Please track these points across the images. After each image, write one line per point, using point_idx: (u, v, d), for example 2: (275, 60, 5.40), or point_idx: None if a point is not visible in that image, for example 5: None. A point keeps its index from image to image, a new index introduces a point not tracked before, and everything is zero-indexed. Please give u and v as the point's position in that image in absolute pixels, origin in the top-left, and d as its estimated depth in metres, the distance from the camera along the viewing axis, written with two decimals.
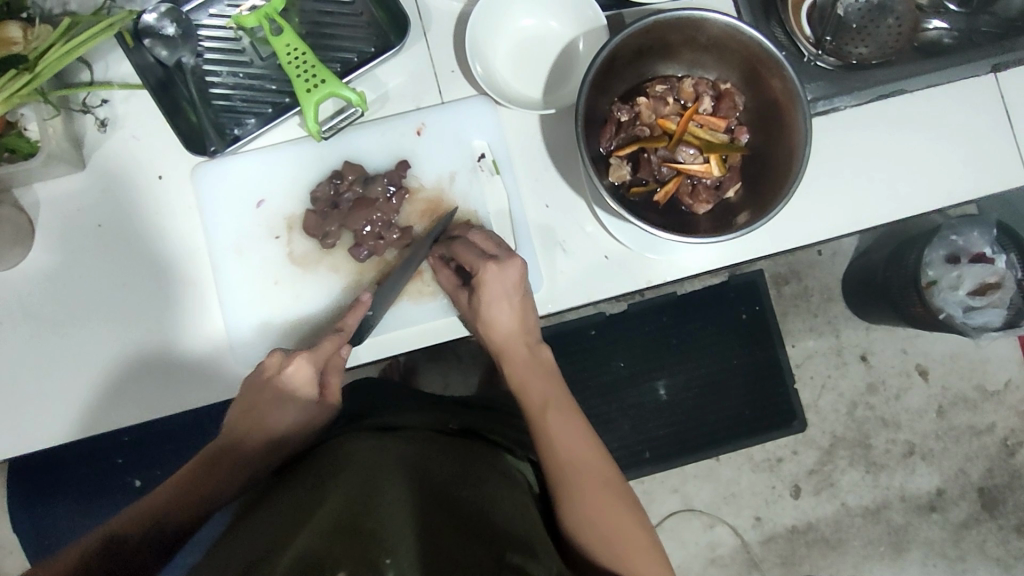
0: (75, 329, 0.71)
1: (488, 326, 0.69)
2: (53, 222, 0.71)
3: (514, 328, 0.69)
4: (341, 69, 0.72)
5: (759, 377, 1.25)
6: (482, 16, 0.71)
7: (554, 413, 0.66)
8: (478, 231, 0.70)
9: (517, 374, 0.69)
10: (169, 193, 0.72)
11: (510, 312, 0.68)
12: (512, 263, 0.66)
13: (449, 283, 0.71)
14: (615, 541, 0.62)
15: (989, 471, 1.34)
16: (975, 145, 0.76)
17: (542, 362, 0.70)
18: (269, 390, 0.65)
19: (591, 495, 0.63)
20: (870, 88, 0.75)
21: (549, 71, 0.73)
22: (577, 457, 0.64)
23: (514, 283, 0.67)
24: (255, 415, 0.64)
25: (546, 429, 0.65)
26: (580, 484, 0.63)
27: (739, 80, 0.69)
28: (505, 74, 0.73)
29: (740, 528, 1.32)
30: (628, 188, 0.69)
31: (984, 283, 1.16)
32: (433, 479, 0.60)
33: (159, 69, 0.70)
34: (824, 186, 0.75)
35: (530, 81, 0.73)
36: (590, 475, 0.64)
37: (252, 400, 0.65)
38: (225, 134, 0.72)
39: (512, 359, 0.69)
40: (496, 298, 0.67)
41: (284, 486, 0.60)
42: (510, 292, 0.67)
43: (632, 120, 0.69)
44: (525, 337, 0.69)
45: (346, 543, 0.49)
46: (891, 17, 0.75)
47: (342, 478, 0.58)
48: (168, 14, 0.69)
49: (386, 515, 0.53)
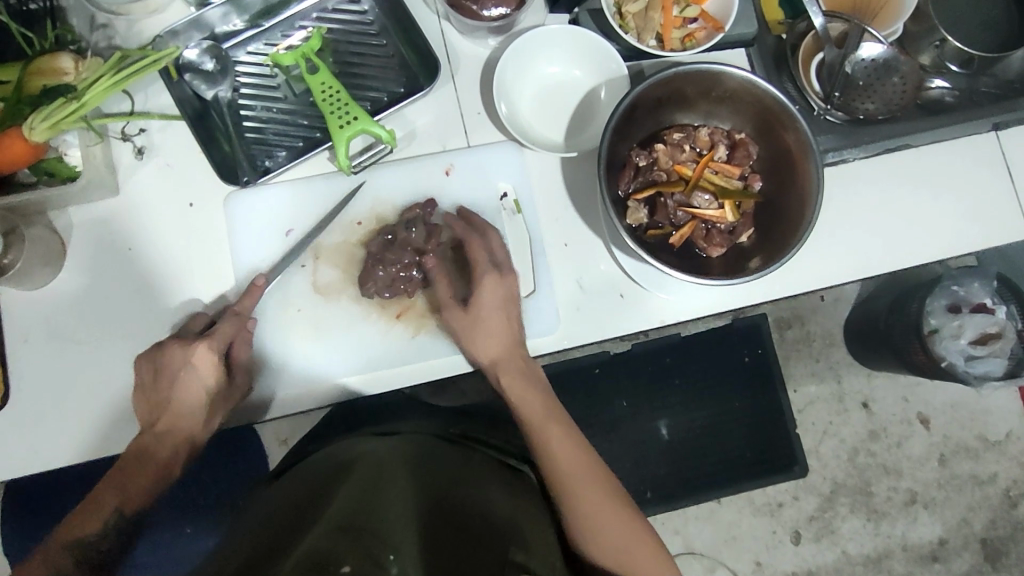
0: (96, 348, 0.72)
1: (483, 339, 0.70)
2: (84, 244, 0.73)
3: (503, 337, 0.71)
4: (371, 107, 0.76)
5: (762, 421, 1.26)
6: (509, 64, 0.74)
7: (555, 426, 0.68)
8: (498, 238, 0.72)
9: (514, 387, 0.70)
10: (198, 220, 0.74)
11: (500, 323, 0.70)
12: (511, 277, 0.71)
13: (445, 294, 0.71)
14: (616, 542, 0.63)
15: (992, 521, 1.34)
16: (976, 199, 0.79)
17: (532, 374, 0.71)
18: (177, 374, 0.67)
19: (594, 504, 0.64)
20: (876, 141, 0.78)
21: (571, 117, 0.76)
22: (567, 455, 0.66)
23: (510, 296, 0.71)
24: (172, 409, 0.67)
25: (547, 442, 0.67)
26: (581, 491, 0.64)
27: (752, 130, 0.72)
28: (527, 117, 0.76)
29: (741, 573, 1.31)
30: (644, 231, 0.72)
31: (985, 333, 1.19)
32: (434, 484, 0.65)
33: (196, 101, 0.74)
34: (832, 235, 0.77)
35: (552, 126, 0.76)
36: (587, 481, 0.65)
37: (161, 383, 0.67)
38: (256, 165, 0.75)
39: (507, 371, 0.70)
40: (493, 307, 0.70)
41: (297, 488, 0.66)
42: (504, 302, 0.70)
43: (650, 166, 0.72)
44: (518, 349, 0.71)
45: (351, 542, 0.54)
46: (896, 77, 0.78)
47: (347, 488, 0.64)
48: (209, 50, 0.73)
49: (389, 522, 0.58)
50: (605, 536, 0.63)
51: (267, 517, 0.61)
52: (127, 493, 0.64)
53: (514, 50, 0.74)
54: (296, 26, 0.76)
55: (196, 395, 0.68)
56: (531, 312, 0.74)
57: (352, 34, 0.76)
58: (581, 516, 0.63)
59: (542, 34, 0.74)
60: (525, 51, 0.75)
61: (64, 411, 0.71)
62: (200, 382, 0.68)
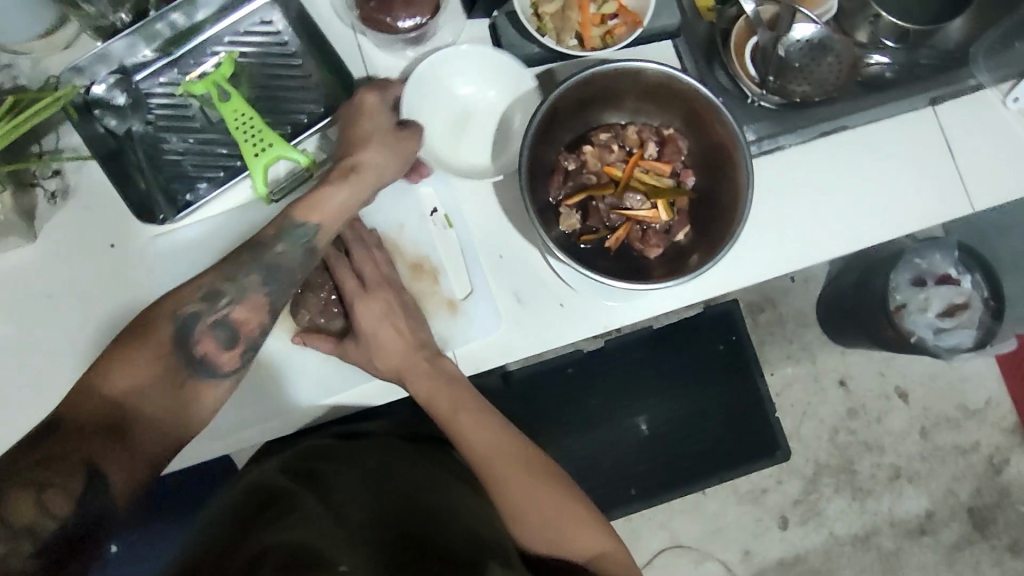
0: (27, 401, 0.70)
1: (379, 356, 0.69)
2: (6, 293, 0.71)
3: (400, 346, 0.69)
4: (291, 131, 0.73)
5: (740, 408, 1.25)
6: (415, 93, 0.72)
7: (466, 416, 0.69)
8: (363, 253, 0.71)
9: (422, 390, 0.69)
10: (121, 261, 0.72)
11: (394, 333, 0.69)
12: (376, 291, 0.69)
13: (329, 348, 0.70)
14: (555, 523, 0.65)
15: (978, 490, 1.33)
16: (916, 174, 0.77)
17: (439, 370, 0.70)
18: (364, 114, 0.69)
19: (529, 487, 0.66)
20: (811, 126, 0.76)
21: (485, 140, 0.74)
22: (495, 450, 0.67)
23: (390, 304, 0.69)
24: (363, 147, 0.68)
25: (466, 434, 0.68)
26: (513, 477, 0.66)
27: (681, 124, 0.70)
28: (440, 145, 0.74)
29: (730, 562, 1.30)
30: (579, 236, 0.70)
31: (952, 304, 1.18)
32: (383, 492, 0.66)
33: (109, 138, 0.71)
34: (773, 223, 0.76)
35: (467, 153, 0.74)
36: (515, 466, 0.67)
37: (348, 126, 0.69)
38: (177, 200, 0.72)
39: (412, 374, 0.69)
40: (377, 322, 0.69)
41: (260, 483, 0.67)
42: (390, 314, 0.69)
43: (579, 169, 0.71)
44: (417, 349, 0.69)
45: (322, 537, 0.56)
46: (831, 56, 0.75)
47: (307, 488, 0.65)
48: (117, 84, 0.72)
49: (353, 519, 0.60)
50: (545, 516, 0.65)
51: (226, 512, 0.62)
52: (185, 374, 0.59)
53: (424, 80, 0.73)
54: (208, 53, 0.74)
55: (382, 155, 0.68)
56: (469, 326, 0.72)
57: (266, 56, 0.74)
58: (517, 506, 0.65)
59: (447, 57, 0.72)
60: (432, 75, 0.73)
61: None
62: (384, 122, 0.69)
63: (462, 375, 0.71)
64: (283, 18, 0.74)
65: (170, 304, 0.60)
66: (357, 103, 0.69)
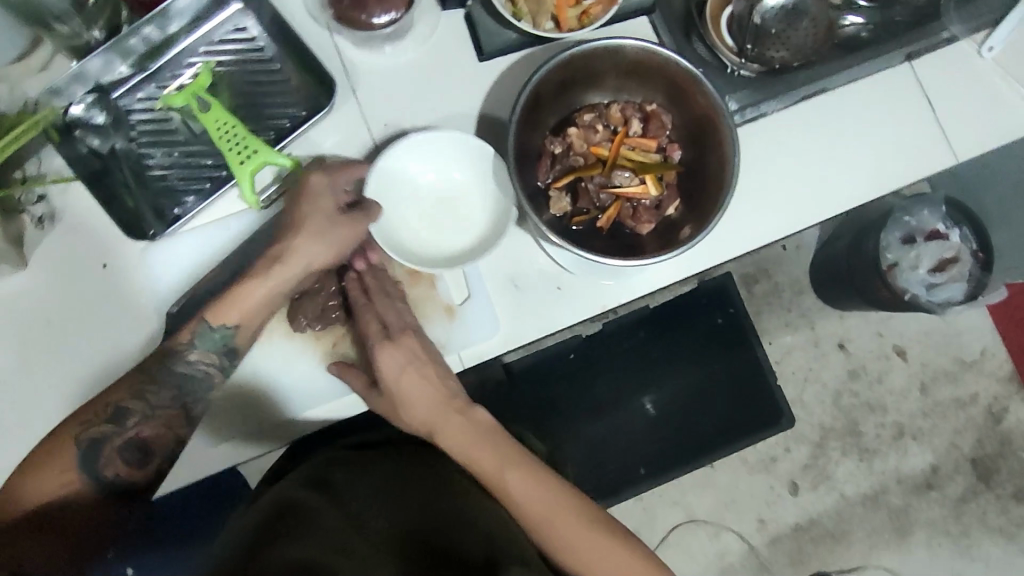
0: (35, 429, 0.70)
1: (409, 408, 0.68)
2: (5, 323, 0.71)
3: (430, 398, 0.68)
4: (275, 136, 0.73)
5: (743, 379, 1.26)
6: (381, 186, 0.71)
7: (509, 470, 0.65)
8: (384, 300, 0.71)
9: (457, 443, 0.67)
10: (116, 279, 0.72)
11: (423, 385, 0.68)
12: (403, 342, 0.69)
13: (359, 385, 0.70)
14: (589, 554, 0.63)
15: (979, 441, 1.35)
16: (897, 132, 0.78)
17: (474, 421, 0.67)
18: (302, 200, 0.68)
19: (564, 526, 0.63)
20: (794, 90, 0.77)
21: (453, 222, 0.73)
22: (532, 494, 0.64)
23: (417, 355, 0.69)
24: (293, 235, 0.69)
25: (506, 488, 0.65)
26: (547, 516, 0.63)
27: (663, 99, 0.71)
28: (411, 235, 0.72)
29: (745, 533, 1.32)
30: (570, 219, 0.70)
31: (942, 259, 1.20)
32: (408, 510, 0.65)
33: (92, 158, 0.71)
34: (761, 190, 0.76)
35: (436, 239, 0.72)
36: (553, 507, 0.64)
37: (288, 208, 0.69)
38: (166, 214, 0.72)
39: (443, 425, 0.67)
40: (405, 373, 0.68)
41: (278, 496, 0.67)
42: (419, 365, 0.68)
43: (566, 152, 0.71)
44: (449, 403, 0.68)
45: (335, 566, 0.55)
46: (807, 20, 0.75)
47: (322, 501, 0.65)
48: (96, 103, 0.72)
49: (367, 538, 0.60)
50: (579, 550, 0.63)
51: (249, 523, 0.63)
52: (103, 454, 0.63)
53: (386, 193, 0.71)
54: (184, 64, 0.73)
55: (310, 247, 0.69)
56: (468, 317, 0.72)
57: (244, 63, 0.74)
58: (552, 539, 0.63)
59: (389, 161, 0.70)
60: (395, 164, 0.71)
61: None
62: (319, 208, 0.68)
63: (501, 426, 0.67)
64: (257, 24, 0.74)
65: (78, 419, 0.63)
66: (303, 185, 0.68)
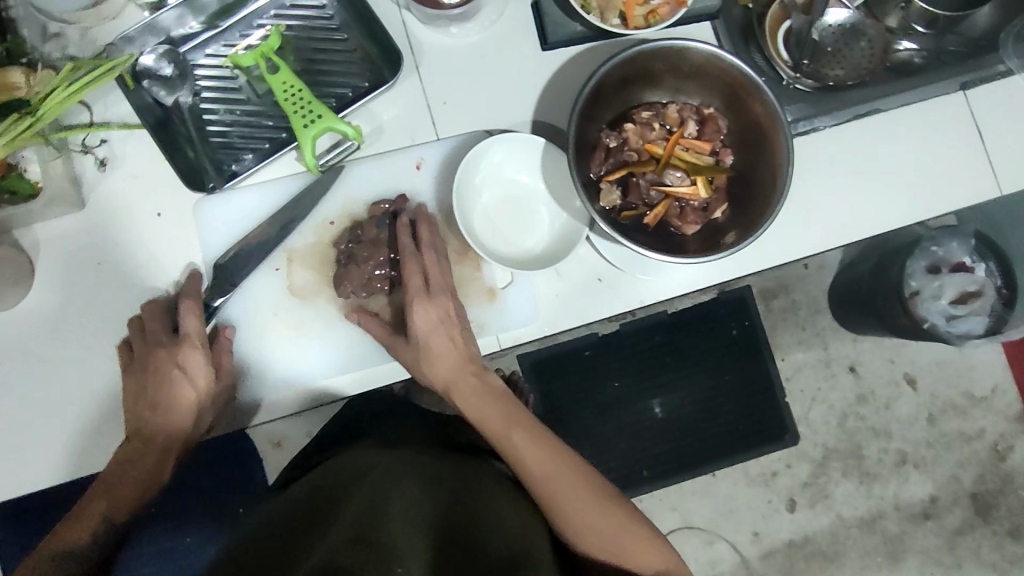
0: (77, 367, 0.71)
1: (430, 363, 0.69)
2: (52, 260, 0.72)
3: (451, 357, 0.69)
4: (336, 104, 0.75)
5: (751, 392, 1.29)
6: (478, 162, 0.72)
7: (519, 431, 0.67)
8: (433, 253, 0.71)
9: (470, 407, 0.68)
10: (167, 230, 0.73)
11: (446, 341, 0.69)
12: (439, 297, 0.70)
13: (380, 333, 0.72)
14: (590, 530, 0.64)
15: (981, 476, 1.36)
16: (943, 160, 0.79)
17: (488, 385, 0.69)
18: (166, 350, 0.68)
19: (570, 495, 0.64)
20: (846, 108, 0.78)
21: (520, 225, 0.74)
22: (541, 460, 0.65)
23: (447, 313, 0.70)
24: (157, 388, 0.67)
25: (514, 449, 0.66)
26: (557, 484, 0.65)
27: (721, 104, 0.72)
28: (481, 216, 0.74)
29: (739, 544, 1.31)
30: (619, 212, 0.71)
31: (965, 292, 1.20)
32: (444, 489, 0.62)
33: (157, 108, 0.73)
34: (805, 204, 0.77)
35: (502, 230, 0.74)
36: (559, 473, 0.65)
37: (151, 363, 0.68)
38: (223, 169, 0.74)
39: (460, 386, 0.69)
40: (430, 328, 0.69)
41: (304, 498, 0.65)
42: (446, 322, 0.70)
43: (620, 146, 0.72)
44: (468, 364, 0.70)
45: (361, 550, 0.51)
46: (864, 40, 0.79)
47: (343, 492, 0.63)
48: (166, 55, 0.72)
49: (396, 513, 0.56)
50: (584, 522, 0.64)
51: (275, 530, 0.61)
52: (115, 495, 0.65)
53: (474, 224, 0.73)
54: (254, 25, 0.75)
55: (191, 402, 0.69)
56: (508, 302, 0.74)
57: (312, 29, 0.75)
58: (559, 512, 0.64)
59: (497, 144, 0.72)
60: (505, 147, 0.73)
61: (48, 430, 0.71)
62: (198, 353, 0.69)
63: (512, 394, 0.70)
64: None
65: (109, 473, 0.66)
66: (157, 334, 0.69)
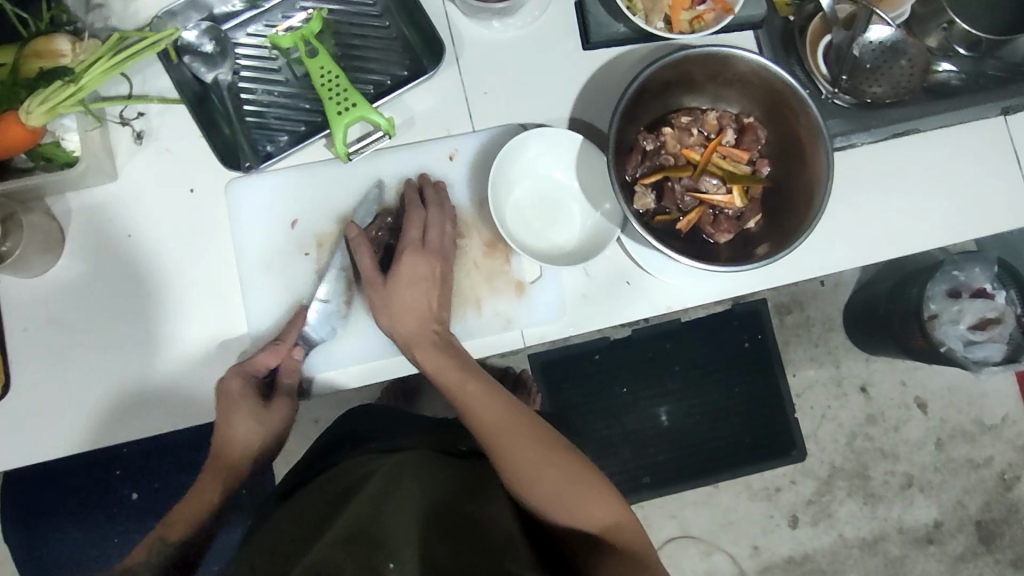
0: (99, 337, 0.71)
1: (397, 315, 0.69)
2: (81, 229, 0.72)
3: (419, 312, 0.69)
4: (373, 91, 0.75)
5: (759, 406, 1.28)
6: (518, 151, 0.72)
7: (474, 384, 0.67)
8: (438, 211, 0.72)
9: (431, 363, 0.68)
10: (198, 206, 0.73)
11: (415, 296, 0.70)
12: (429, 252, 0.70)
13: (368, 262, 0.70)
14: (554, 491, 0.62)
15: (986, 504, 1.35)
16: (975, 184, 0.79)
17: (447, 341, 0.70)
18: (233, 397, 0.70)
19: (527, 454, 0.63)
20: (884, 127, 0.77)
21: (551, 219, 0.74)
22: (498, 421, 0.65)
23: (428, 269, 0.70)
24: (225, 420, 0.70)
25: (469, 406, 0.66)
26: (516, 445, 0.64)
27: (761, 114, 0.71)
28: (514, 205, 0.74)
29: (738, 556, 1.30)
30: (652, 216, 0.71)
31: (984, 318, 1.18)
32: (439, 497, 0.60)
33: (196, 84, 0.73)
34: (835, 220, 0.77)
35: (533, 222, 0.74)
36: (518, 431, 0.65)
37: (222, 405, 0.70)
38: (258, 150, 0.74)
39: (421, 342, 0.69)
40: (405, 281, 0.69)
41: (306, 502, 0.62)
42: (422, 278, 0.70)
43: (657, 150, 0.71)
44: (431, 321, 0.70)
45: (356, 550, 0.49)
46: (904, 59, 0.75)
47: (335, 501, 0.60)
48: (208, 31, 0.73)
49: (395, 514, 0.54)
50: (543, 485, 0.62)
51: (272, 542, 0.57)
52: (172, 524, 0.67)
53: (506, 212, 0.73)
54: (296, 8, 0.75)
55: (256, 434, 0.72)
56: (534, 299, 0.74)
57: (354, 15, 0.75)
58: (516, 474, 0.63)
59: (541, 136, 0.72)
60: (548, 140, 0.72)
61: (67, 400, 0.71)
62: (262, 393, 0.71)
63: (469, 355, 0.70)
64: None
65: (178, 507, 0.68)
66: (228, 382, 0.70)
